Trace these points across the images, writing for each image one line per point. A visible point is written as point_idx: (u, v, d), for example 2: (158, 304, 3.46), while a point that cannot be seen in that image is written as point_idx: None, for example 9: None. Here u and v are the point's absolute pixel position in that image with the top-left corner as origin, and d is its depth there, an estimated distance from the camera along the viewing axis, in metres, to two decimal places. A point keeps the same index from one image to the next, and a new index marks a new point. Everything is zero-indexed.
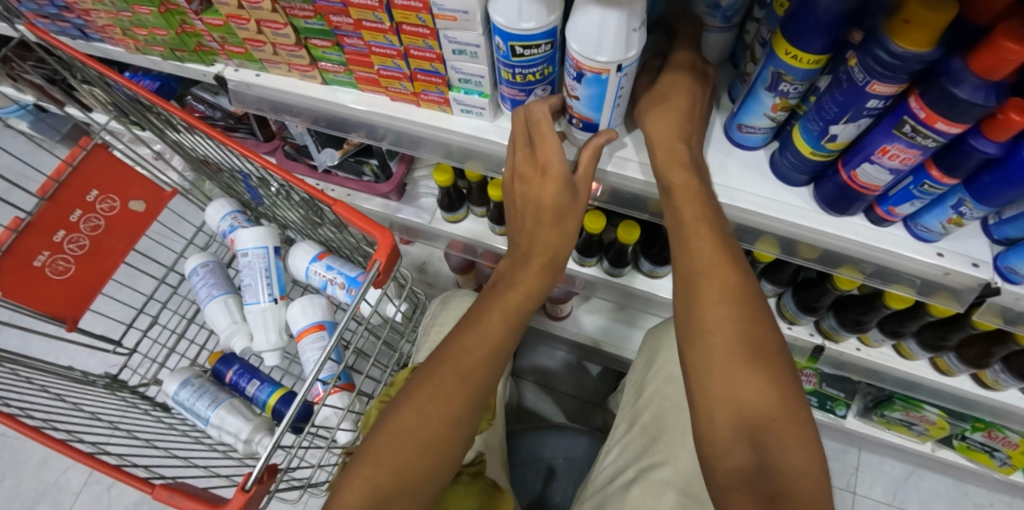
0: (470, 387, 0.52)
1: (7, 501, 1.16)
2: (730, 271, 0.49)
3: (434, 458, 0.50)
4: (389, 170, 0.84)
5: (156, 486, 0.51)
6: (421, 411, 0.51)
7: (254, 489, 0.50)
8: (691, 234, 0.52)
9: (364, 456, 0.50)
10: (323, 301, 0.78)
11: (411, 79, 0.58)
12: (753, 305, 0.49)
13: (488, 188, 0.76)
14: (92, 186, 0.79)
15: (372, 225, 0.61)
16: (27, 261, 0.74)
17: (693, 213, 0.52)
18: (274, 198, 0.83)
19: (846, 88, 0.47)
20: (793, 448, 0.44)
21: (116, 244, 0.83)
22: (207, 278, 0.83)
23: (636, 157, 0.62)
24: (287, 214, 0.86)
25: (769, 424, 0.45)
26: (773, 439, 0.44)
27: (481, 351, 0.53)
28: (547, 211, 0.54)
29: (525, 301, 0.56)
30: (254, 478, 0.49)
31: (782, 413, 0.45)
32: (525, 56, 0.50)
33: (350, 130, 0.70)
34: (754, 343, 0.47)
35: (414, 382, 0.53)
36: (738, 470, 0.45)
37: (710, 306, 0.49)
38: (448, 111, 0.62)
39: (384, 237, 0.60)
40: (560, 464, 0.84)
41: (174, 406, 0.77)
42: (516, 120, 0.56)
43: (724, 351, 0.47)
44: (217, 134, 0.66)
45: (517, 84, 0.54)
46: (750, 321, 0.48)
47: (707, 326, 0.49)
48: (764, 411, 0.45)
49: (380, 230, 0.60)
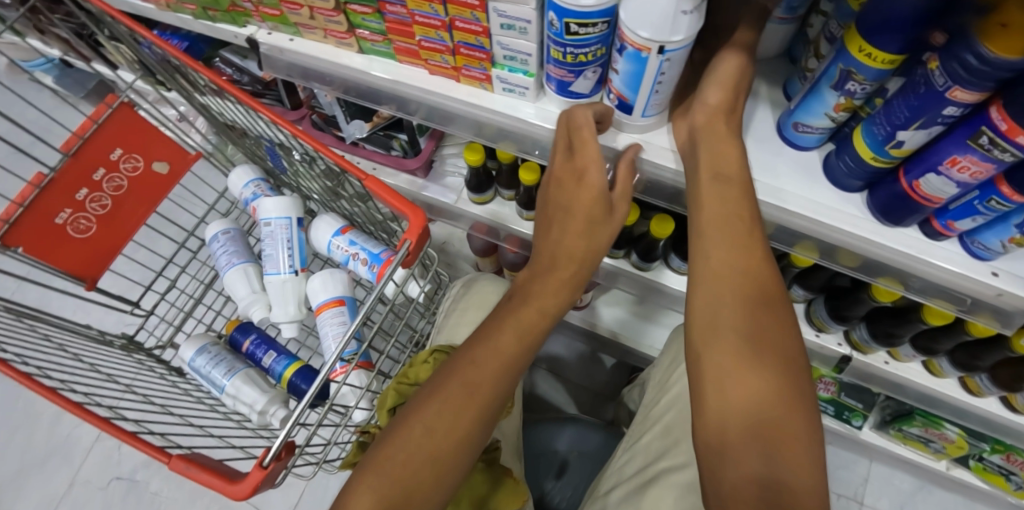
0: (480, 389, 0.51)
1: (20, 453, 1.18)
2: (755, 278, 0.48)
3: (439, 462, 0.49)
4: (418, 146, 0.81)
5: (173, 457, 0.50)
6: (425, 421, 0.49)
7: (271, 466, 0.48)
8: (706, 234, 0.51)
9: (367, 465, 0.49)
10: (344, 276, 0.77)
11: (453, 53, 0.55)
12: (767, 315, 0.47)
13: (521, 172, 0.74)
14: (117, 144, 0.78)
15: (405, 203, 0.59)
16: (49, 217, 0.73)
17: (716, 222, 0.50)
18: (296, 166, 0.81)
19: (923, 93, 0.44)
20: (802, 462, 0.41)
21: (137, 207, 0.82)
22: (227, 246, 0.82)
23: (664, 144, 0.58)
24: (307, 185, 0.85)
25: (781, 437, 0.42)
26: (782, 449, 0.41)
27: (489, 354, 0.52)
28: (578, 219, 0.53)
29: (539, 312, 0.54)
30: (272, 455, 0.47)
31: (791, 425, 0.42)
32: (579, 35, 0.47)
33: (381, 102, 0.68)
34: (764, 352, 0.45)
35: (424, 392, 0.52)
36: (743, 481, 0.41)
37: (724, 316, 0.47)
38: (488, 89, 0.59)
39: (416, 217, 0.58)
40: (573, 458, 0.83)
41: (190, 372, 0.77)
42: (561, 123, 0.54)
43: (734, 357, 0.46)
44: (248, 99, 0.64)
45: (567, 64, 0.50)
46: (762, 330, 0.46)
47: (720, 336, 0.47)
48: (775, 423, 0.42)
49: (412, 208, 0.59)
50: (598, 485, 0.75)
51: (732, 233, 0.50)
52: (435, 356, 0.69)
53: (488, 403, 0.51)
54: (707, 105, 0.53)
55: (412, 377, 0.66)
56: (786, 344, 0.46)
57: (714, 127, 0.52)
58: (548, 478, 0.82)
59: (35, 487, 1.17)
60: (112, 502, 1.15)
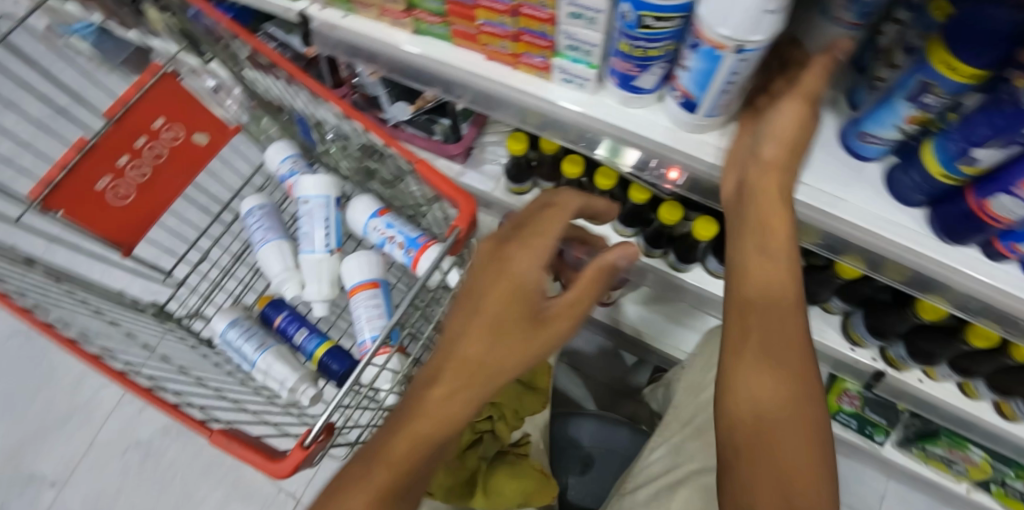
0: (396, 482, 0.47)
1: (43, 412, 1.20)
2: (792, 302, 0.53)
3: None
4: (459, 132, 0.80)
5: (214, 432, 0.50)
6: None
7: (312, 447, 0.47)
8: (750, 269, 0.55)
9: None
10: (378, 258, 0.77)
11: (515, 40, 0.54)
12: (794, 341, 0.52)
13: (564, 165, 0.74)
14: (159, 113, 0.77)
15: (456, 190, 0.59)
16: (90, 183, 0.74)
17: (756, 243, 0.54)
18: (326, 147, 0.82)
19: (1008, 110, 0.41)
20: (813, 478, 0.49)
21: (175, 177, 0.82)
22: (262, 221, 0.81)
23: (716, 141, 0.55)
24: (338, 170, 0.86)
25: (796, 458, 0.49)
26: (792, 474, 0.48)
27: (407, 436, 0.48)
28: (505, 308, 0.50)
29: (455, 407, 0.49)
30: (314, 435, 0.47)
31: (804, 448, 0.50)
32: (653, 28, 0.45)
33: (427, 83, 0.67)
34: (787, 369, 0.52)
35: (340, 484, 0.48)
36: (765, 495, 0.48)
37: (758, 337, 0.53)
38: (546, 78, 0.58)
39: (465, 204, 0.59)
40: (599, 455, 0.83)
41: (221, 344, 0.77)
42: (535, 206, 0.57)
43: (759, 370, 0.52)
44: (299, 74, 0.66)
45: (634, 57, 0.49)
46: (785, 365, 0.52)
47: (750, 353, 0.53)
48: (793, 438, 0.50)
49: (464, 198, 0.59)
50: (625, 484, 0.76)
51: (776, 260, 0.53)
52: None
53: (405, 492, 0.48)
54: (761, 160, 0.52)
55: None
56: (813, 367, 0.52)
57: (780, 133, 0.50)
58: (570, 474, 0.81)
59: (56, 445, 1.19)
60: (131, 465, 1.17)
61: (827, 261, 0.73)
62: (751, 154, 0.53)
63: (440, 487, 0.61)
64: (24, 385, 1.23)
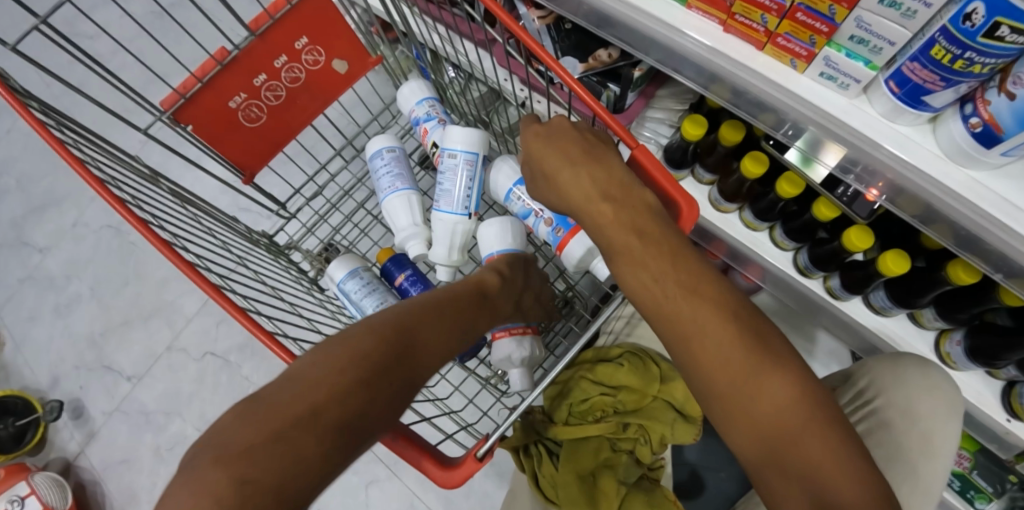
0: (406, 337, 0.44)
1: (128, 307, 1.22)
2: (639, 216, 0.44)
3: (359, 423, 0.38)
4: (623, 104, 0.73)
5: None
6: (354, 347, 0.41)
7: (483, 459, 0.51)
8: (592, 214, 0.47)
9: (304, 395, 0.37)
10: (518, 230, 0.71)
11: (782, 16, 0.45)
12: (688, 273, 0.44)
13: (745, 162, 0.64)
14: (304, 33, 0.69)
15: (675, 186, 0.46)
16: (224, 100, 0.68)
17: (576, 189, 0.48)
18: (444, 91, 0.85)
19: None
20: (782, 393, 0.40)
21: (309, 102, 0.76)
22: (387, 165, 0.74)
23: (989, 180, 0.45)
24: (449, 111, 0.88)
25: (754, 367, 0.40)
26: (749, 387, 0.40)
27: (426, 315, 0.48)
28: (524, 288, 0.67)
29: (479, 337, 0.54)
30: (488, 449, 0.50)
31: (765, 367, 0.40)
32: (999, 40, 0.35)
33: (634, 44, 0.60)
34: (693, 291, 0.43)
35: (357, 328, 0.43)
36: (774, 422, 0.39)
37: (660, 286, 0.44)
38: (798, 68, 0.50)
39: (690, 207, 0.45)
40: (711, 476, 0.79)
41: (336, 292, 0.73)
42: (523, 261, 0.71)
43: (708, 311, 0.42)
44: (503, 16, 0.48)
45: (945, 68, 0.39)
46: (704, 291, 0.43)
47: (692, 297, 0.43)
48: (736, 346, 0.41)
49: (686, 196, 0.45)
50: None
51: (591, 186, 0.47)
52: (626, 358, 0.74)
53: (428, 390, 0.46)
54: (574, 198, 0.49)
55: (596, 375, 0.73)
56: (705, 274, 0.44)
57: None
58: (682, 497, 0.79)
59: (136, 341, 1.20)
60: (205, 375, 1.17)
61: (1015, 320, 0.61)
62: (561, 170, 0.49)
63: (567, 498, 0.65)
64: (113, 275, 1.25)
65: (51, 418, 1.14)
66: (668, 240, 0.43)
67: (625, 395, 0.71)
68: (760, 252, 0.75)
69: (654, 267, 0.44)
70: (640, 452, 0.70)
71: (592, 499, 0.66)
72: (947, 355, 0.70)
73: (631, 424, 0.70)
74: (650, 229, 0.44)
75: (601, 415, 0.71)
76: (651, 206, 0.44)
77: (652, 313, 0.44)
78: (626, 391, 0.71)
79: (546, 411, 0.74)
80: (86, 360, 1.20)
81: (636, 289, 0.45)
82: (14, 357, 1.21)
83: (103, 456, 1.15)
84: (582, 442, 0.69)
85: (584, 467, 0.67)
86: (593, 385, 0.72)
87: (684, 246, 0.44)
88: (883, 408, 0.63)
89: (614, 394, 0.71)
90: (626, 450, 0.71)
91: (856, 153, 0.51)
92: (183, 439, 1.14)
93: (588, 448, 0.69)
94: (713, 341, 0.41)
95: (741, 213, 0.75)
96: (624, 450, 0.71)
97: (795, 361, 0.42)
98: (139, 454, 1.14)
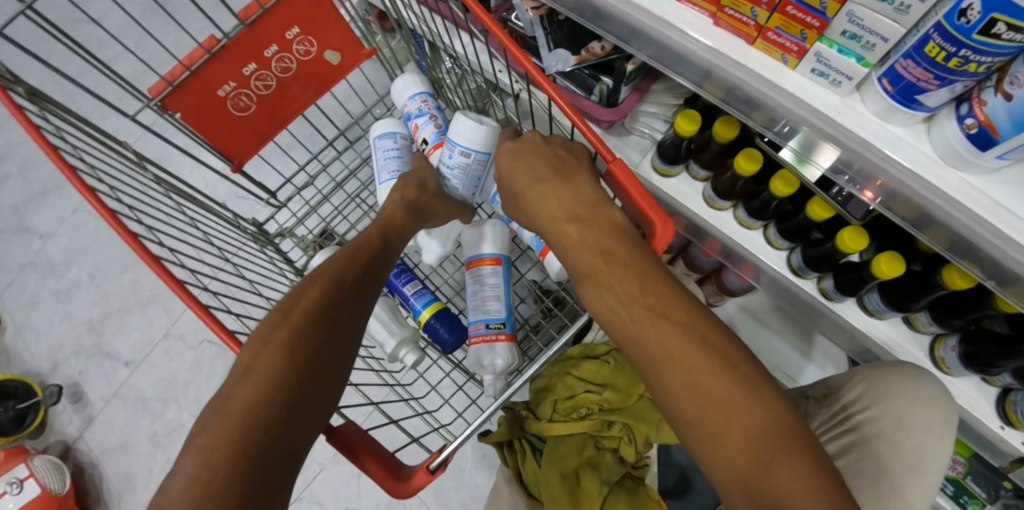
0: (318, 289, 0.47)
1: (126, 293, 1.23)
2: (617, 242, 0.45)
3: (306, 374, 0.43)
4: (617, 97, 0.71)
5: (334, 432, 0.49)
6: (279, 321, 0.44)
7: (435, 471, 0.52)
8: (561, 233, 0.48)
9: (248, 373, 0.41)
10: (505, 233, 0.71)
11: (771, 9, 0.44)
12: (660, 295, 0.43)
13: (739, 159, 0.63)
14: (295, 23, 0.68)
15: (651, 207, 0.44)
16: (213, 88, 0.67)
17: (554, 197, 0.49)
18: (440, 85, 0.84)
19: None
20: (748, 420, 0.39)
21: (300, 92, 0.76)
22: (398, 149, 0.76)
23: (985, 187, 0.43)
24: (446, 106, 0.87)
25: (722, 394, 0.39)
26: (718, 416, 0.39)
27: (334, 263, 0.50)
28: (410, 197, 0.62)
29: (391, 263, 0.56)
30: (440, 462, 0.52)
31: (732, 392, 0.39)
32: (995, 38, 0.33)
33: (625, 39, 0.59)
34: (662, 316, 0.42)
35: (284, 304, 0.46)
36: (742, 451, 0.38)
37: (626, 311, 0.43)
38: (790, 64, 0.48)
39: (664, 229, 0.44)
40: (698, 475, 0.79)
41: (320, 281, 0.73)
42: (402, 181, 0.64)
43: (674, 333, 0.41)
44: (493, 26, 0.49)
45: (940, 66, 0.38)
46: (672, 314, 0.42)
47: (660, 320, 0.42)
48: (705, 371, 0.40)
49: (661, 218, 0.44)
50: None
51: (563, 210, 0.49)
52: (613, 355, 0.72)
53: (345, 294, 0.48)
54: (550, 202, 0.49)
55: (581, 372, 0.72)
56: (677, 297, 0.43)
57: None
58: (667, 496, 0.79)
59: (134, 327, 1.21)
60: (202, 361, 1.18)
61: (1014, 328, 0.59)
62: (528, 188, 0.51)
63: (549, 496, 0.65)
64: (112, 263, 1.25)
65: (50, 403, 1.15)
66: (638, 265, 0.44)
67: (611, 394, 0.70)
68: (753, 252, 0.74)
69: (621, 290, 0.44)
70: (624, 451, 0.69)
71: (574, 495, 0.66)
72: (942, 360, 0.68)
73: (615, 423, 0.69)
74: (619, 253, 0.45)
75: (585, 413, 0.70)
76: (618, 226, 0.47)
77: (620, 337, 0.44)
78: (612, 390, 0.70)
79: (530, 407, 0.74)
80: (85, 345, 1.21)
81: (603, 310, 0.45)
82: (14, 341, 1.23)
83: (101, 440, 1.16)
84: (566, 438, 0.69)
85: (566, 467, 0.67)
86: (579, 382, 0.72)
87: (653, 268, 0.44)
88: (862, 424, 0.63)
89: (599, 392, 0.71)
90: (610, 449, 0.71)
91: (850, 154, 0.50)
92: (180, 425, 1.16)
93: (571, 443, 0.69)
94: (681, 366, 0.40)
95: (736, 211, 0.73)
96: (608, 449, 0.71)
97: (763, 385, 0.41)
98: (136, 439, 1.16)
